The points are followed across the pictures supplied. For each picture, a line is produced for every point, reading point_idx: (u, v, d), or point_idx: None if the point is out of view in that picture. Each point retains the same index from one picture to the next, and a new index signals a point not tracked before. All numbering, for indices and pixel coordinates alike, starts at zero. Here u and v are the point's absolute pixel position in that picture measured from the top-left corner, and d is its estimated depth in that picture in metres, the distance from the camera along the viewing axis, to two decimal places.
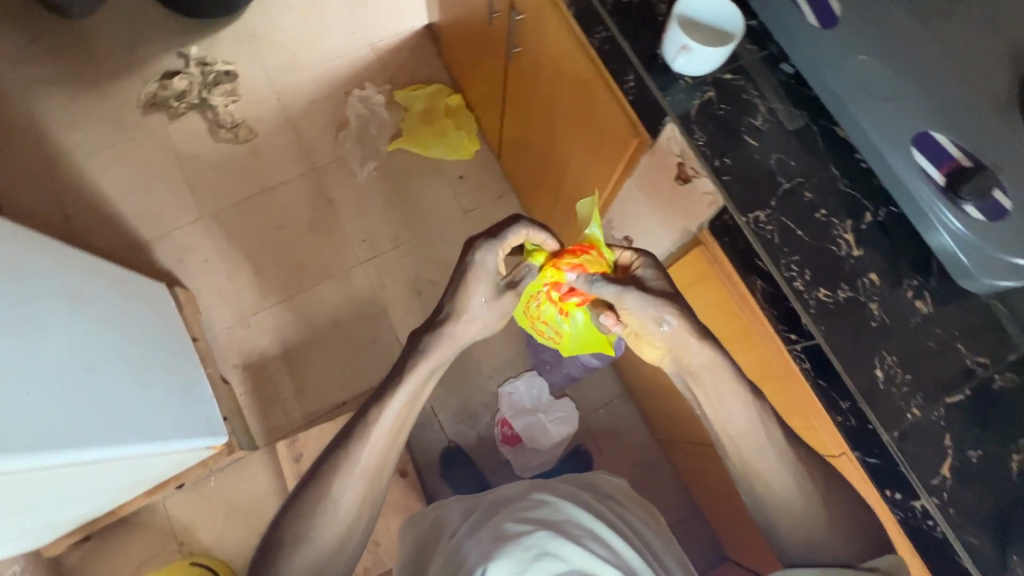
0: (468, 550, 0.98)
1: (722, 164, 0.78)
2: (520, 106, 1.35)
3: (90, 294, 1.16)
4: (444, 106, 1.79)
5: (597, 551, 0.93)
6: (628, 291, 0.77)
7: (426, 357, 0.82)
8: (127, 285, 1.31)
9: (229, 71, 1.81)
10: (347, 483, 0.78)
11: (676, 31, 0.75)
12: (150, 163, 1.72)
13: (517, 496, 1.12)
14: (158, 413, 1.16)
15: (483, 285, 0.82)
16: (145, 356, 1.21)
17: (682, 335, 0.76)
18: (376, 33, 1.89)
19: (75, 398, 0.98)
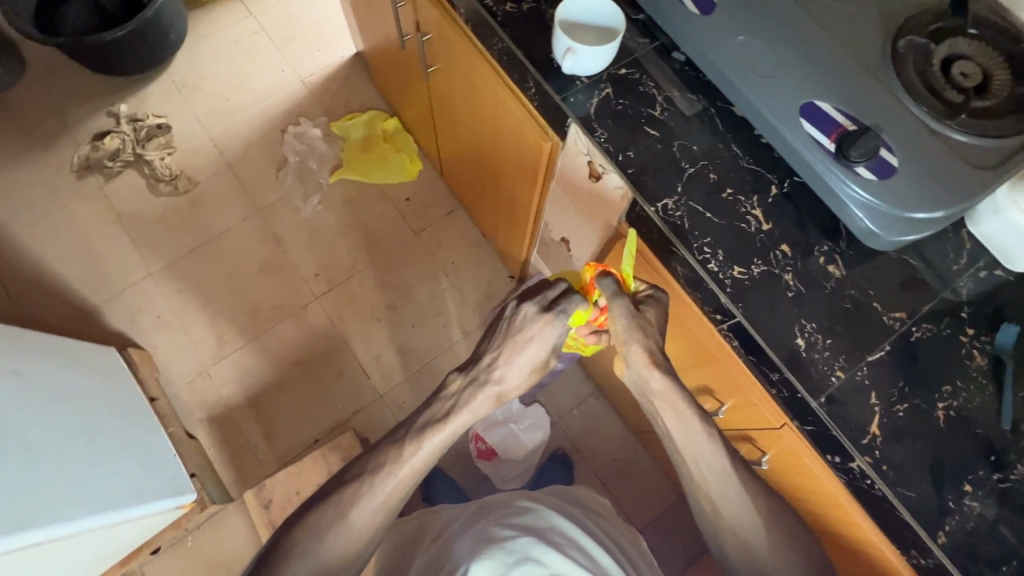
0: (454, 546, 0.98)
1: (626, 158, 0.79)
2: (448, 122, 1.36)
3: (32, 368, 1.13)
4: (382, 131, 1.80)
5: (577, 560, 0.93)
6: (617, 304, 0.78)
7: (465, 408, 0.84)
8: (73, 354, 1.29)
9: (162, 124, 1.79)
10: (362, 510, 0.81)
11: (560, 35, 0.77)
12: (91, 227, 1.69)
13: (504, 499, 1.10)
14: (116, 481, 1.13)
15: (532, 348, 0.84)
16: (97, 424, 1.18)
17: (641, 364, 0.77)
18: (306, 68, 1.90)
19: (21, 479, 0.95)
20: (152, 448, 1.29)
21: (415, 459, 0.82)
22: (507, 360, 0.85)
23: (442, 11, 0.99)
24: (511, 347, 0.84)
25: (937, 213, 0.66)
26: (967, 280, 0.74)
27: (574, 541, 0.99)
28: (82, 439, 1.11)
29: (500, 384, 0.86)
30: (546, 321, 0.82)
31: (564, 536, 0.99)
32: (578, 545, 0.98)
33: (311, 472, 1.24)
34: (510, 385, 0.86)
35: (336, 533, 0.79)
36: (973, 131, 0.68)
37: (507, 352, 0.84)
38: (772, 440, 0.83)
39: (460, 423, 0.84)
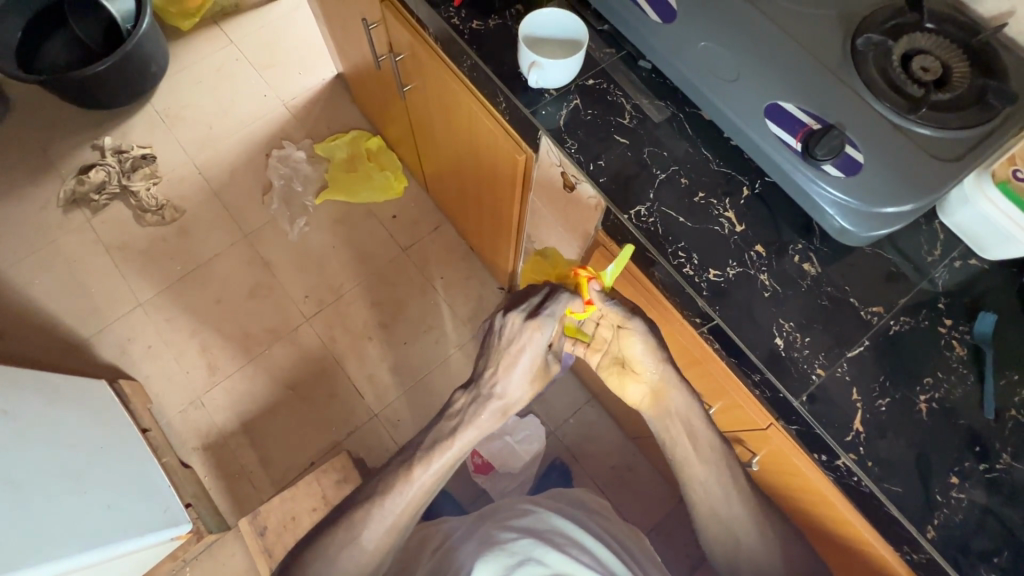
0: (460, 550, 0.98)
1: (597, 168, 0.79)
2: (428, 139, 1.37)
3: (19, 406, 1.12)
4: (365, 150, 1.81)
5: (580, 559, 0.92)
6: (636, 318, 0.79)
7: (470, 425, 0.83)
8: (60, 391, 1.28)
9: (146, 154, 1.79)
10: (370, 531, 0.82)
11: (525, 50, 0.78)
12: (79, 260, 1.70)
13: (506, 504, 1.10)
14: (107, 516, 1.12)
15: (527, 358, 0.81)
16: (87, 458, 1.17)
17: (665, 373, 0.80)
18: (288, 91, 1.92)
19: (9, 519, 0.94)
20: (145, 481, 1.28)
21: (423, 481, 0.82)
22: (507, 374, 0.82)
23: (412, 31, 1.00)
24: (508, 361, 0.82)
25: (906, 207, 0.66)
26: (942, 271, 0.75)
27: (577, 542, 0.97)
28: (71, 475, 1.10)
29: (503, 398, 0.83)
30: (536, 330, 0.79)
31: (564, 537, 0.98)
32: (580, 545, 0.97)
33: (305, 496, 1.22)
34: (514, 399, 0.84)
35: (347, 554, 0.82)
36: (936, 124, 0.69)
37: (505, 367, 0.82)
38: (760, 440, 0.83)
39: (465, 441, 0.83)
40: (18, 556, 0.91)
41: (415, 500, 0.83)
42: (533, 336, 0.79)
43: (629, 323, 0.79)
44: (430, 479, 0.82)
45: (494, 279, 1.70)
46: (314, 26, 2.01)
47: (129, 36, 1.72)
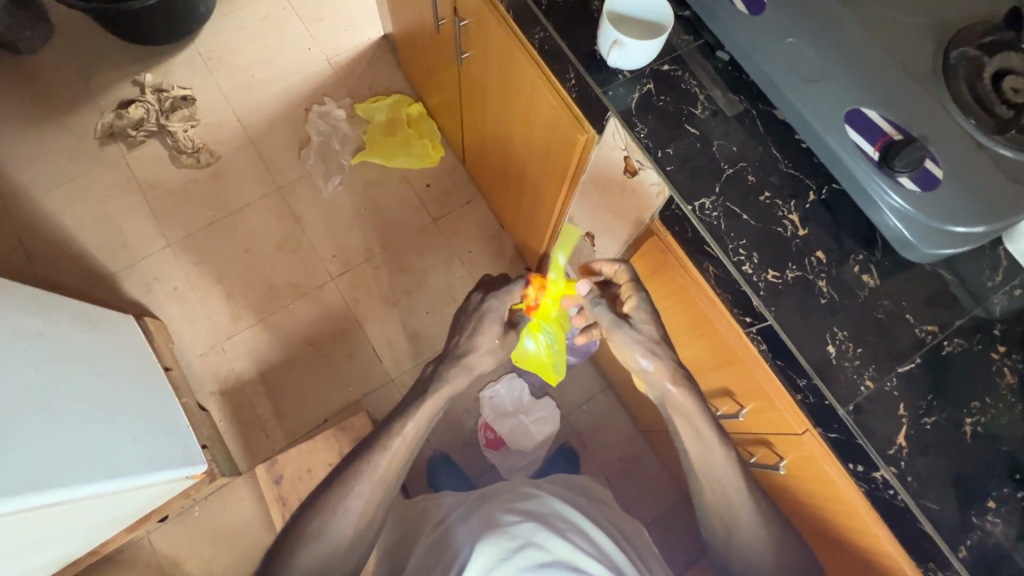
0: (457, 535, 0.98)
1: (664, 155, 0.78)
2: (477, 110, 1.36)
3: (54, 331, 1.13)
4: (406, 116, 1.79)
5: (579, 545, 0.91)
6: (615, 326, 0.88)
7: (442, 380, 0.91)
8: (94, 318, 1.30)
9: (186, 96, 1.79)
10: (364, 486, 0.85)
11: (607, 27, 0.76)
12: (111, 194, 1.70)
13: (507, 487, 1.10)
14: (129, 447, 1.13)
15: (489, 323, 0.93)
16: (113, 390, 1.18)
17: (655, 373, 0.86)
18: (333, 47, 1.90)
19: (37, 440, 0.95)
20: (166, 417, 1.29)
21: (397, 445, 0.87)
22: (476, 336, 0.92)
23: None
24: (472, 325, 0.93)
25: (977, 228, 0.65)
26: (1001, 298, 0.74)
27: (580, 530, 0.98)
28: (99, 403, 1.12)
29: (474, 363, 0.92)
30: (491, 298, 0.93)
31: (566, 522, 0.98)
32: (583, 534, 0.97)
33: (322, 450, 1.24)
34: (479, 356, 0.93)
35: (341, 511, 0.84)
36: (1020, 148, 0.68)
37: (475, 332, 0.92)
38: (790, 446, 0.84)
39: (432, 397, 0.90)
40: (44, 478, 0.92)
41: (403, 453, 0.88)
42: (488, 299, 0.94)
43: (613, 332, 0.88)
44: (414, 428, 0.88)
45: (522, 259, 1.69)
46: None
47: None
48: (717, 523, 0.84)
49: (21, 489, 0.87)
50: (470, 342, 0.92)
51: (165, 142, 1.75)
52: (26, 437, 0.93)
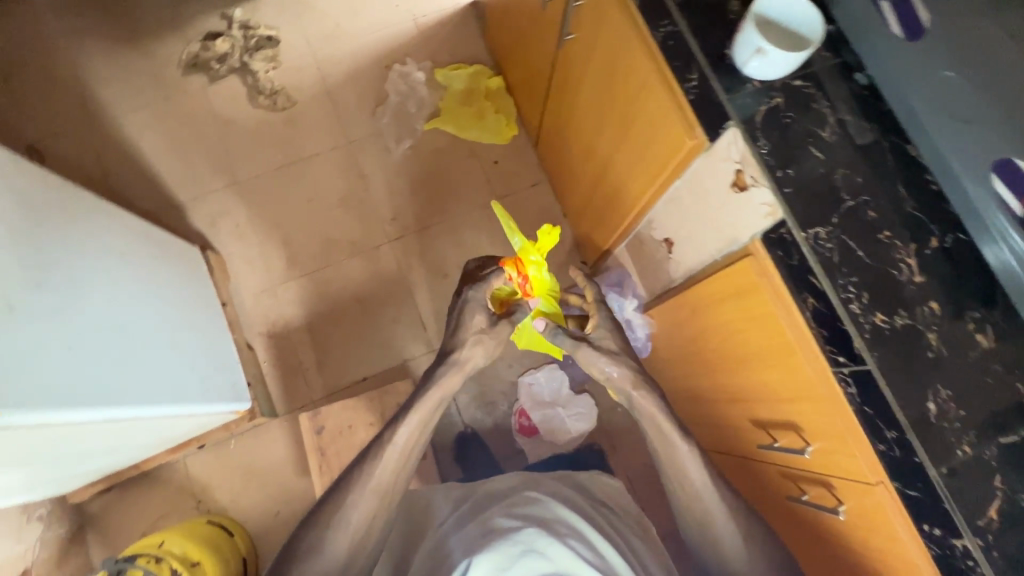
0: (453, 545, 0.98)
1: (784, 176, 0.75)
2: (568, 95, 1.31)
3: (136, 254, 1.17)
4: (484, 89, 1.76)
5: (580, 552, 0.90)
6: (581, 346, 1.02)
7: (437, 384, 1.00)
8: (165, 247, 1.33)
9: (271, 37, 1.79)
10: (360, 495, 0.91)
11: (751, 31, 0.72)
12: (187, 124, 1.72)
13: (509, 491, 1.10)
14: (189, 376, 1.17)
15: (471, 321, 1.03)
16: (179, 320, 1.22)
17: (620, 379, 1.00)
18: (421, 7, 1.86)
19: (122, 356, 0.98)
20: (219, 352, 1.33)
21: (394, 454, 0.95)
22: (462, 328, 1.04)
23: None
24: (456, 321, 1.05)
25: None
26: None
27: (581, 535, 0.96)
28: (168, 330, 1.16)
29: (466, 354, 1.03)
30: (472, 290, 1.04)
31: (569, 528, 0.97)
32: (585, 539, 0.95)
33: (364, 409, 1.26)
34: (470, 356, 1.03)
35: (343, 522, 0.89)
36: None
37: (462, 320, 1.04)
38: (856, 493, 0.81)
39: (428, 403, 0.99)
40: (126, 392, 0.96)
41: (395, 459, 0.95)
42: (474, 296, 1.04)
43: (579, 350, 1.02)
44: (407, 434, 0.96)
45: (579, 252, 1.67)
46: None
47: None
48: (690, 525, 0.95)
49: (107, 400, 0.91)
50: (459, 344, 1.03)
51: (245, 80, 1.76)
52: (88, 344, 0.91)
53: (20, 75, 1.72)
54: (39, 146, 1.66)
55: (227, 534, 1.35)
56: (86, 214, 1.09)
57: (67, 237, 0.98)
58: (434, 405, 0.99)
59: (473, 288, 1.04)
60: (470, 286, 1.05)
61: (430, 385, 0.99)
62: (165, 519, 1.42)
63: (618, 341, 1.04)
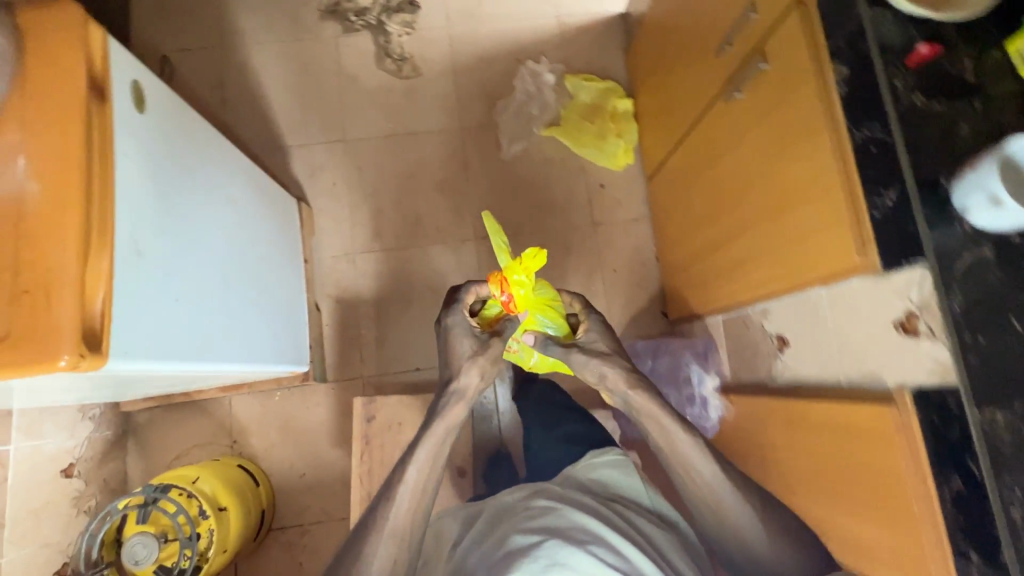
0: (470, 562, 0.92)
1: (972, 342, 0.65)
2: (709, 147, 1.22)
3: (258, 205, 1.15)
4: (612, 108, 1.68)
5: (604, 559, 0.86)
6: (570, 351, 0.98)
7: (442, 418, 0.94)
8: (280, 198, 1.32)
9: (413, 1, 1.74)
10: (377, 542, 0.84)
11: (987, 173, 0.63)
12: (311, 70, 1.71)
13: (513, 502, 1.03)
14: (270, 337, 1.16)
15: (464, 347, 0.97)
16: (274, 277, 1.20)
17: (614, 380, 0.95)
18: (568, 6, 1.80)
19: (227, 310, 0.97)
20: (294, 313, 1.32)
21: (408, 493, 0.88)
22: (450, 353, 0.98)
23: (790, 33, 0.89)
24: (445, 347, 0.99)
25: None
26: None
27: (603, 540, 0.91)
28: (263, 287, 1.14)
29: (464, 380, 0.96)
30: (448, 317, 0.99)
31: (588, 534, 0.91)
32: (607, 544, 0.90)
33: (416, 408, 1.24)
34: (472, 383, 0.96)
35: (370, 561, 0.82)
36: None
37: (450, 340, 0.98)
38: None
39: (435, 435, 0.92)
40: (222, 349, 0.95)
41: (407, 502, 0.87)
42: (457, 320, 0.98)
43: (569, 352, 0.98)
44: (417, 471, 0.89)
45: (662, 301, 1.60)
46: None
47: None
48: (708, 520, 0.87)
49: (206, 355, 0.89)
50: (455, 373, 0.96)
51: (377, 39, 1.74)
52: (183, 285, 0.85)
53: None
54: (170, 60, 1.70)
55: (254, 484, 1.37)
56: (233, 157, 1.07)
57: (214, 182, 0.97)
58: (440, 437, 0.93)
59: (451, 311, 0.99)
60: (445, 311, 0.99)
61: (430, 419, 0.94)
62: (199, 449, 1.46)
63: (611, 340, 1.01)
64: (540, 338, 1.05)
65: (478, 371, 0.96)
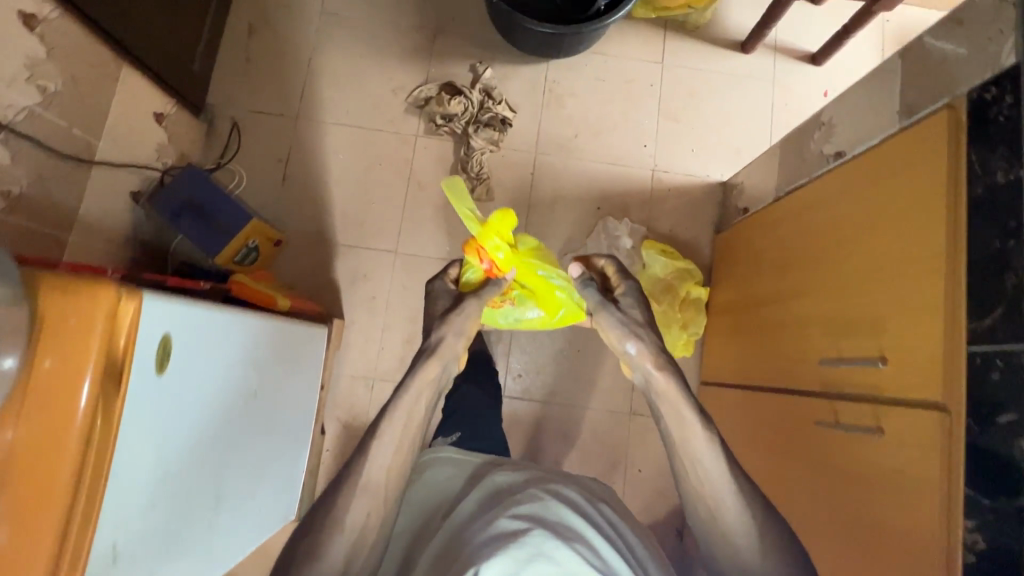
0: (467, 539, 0.78)
1: None
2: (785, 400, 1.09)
3: (279, 379, 1.06)
4: (683, 293, 1.52)
5: (594, 561, 0.73)
6: (604, 306, 0.98)
7: (405, 388, 0.88)
8: (307, 347, 1.23)
9: (506, 119, 1.62)
10: (335, 538, 0.75)
11: None
12: (382, 166, 1.61)
13: (508, 489, 0.90)
14: (256, 520, 1.07)
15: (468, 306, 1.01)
16: (279, 448, 1.12)
17: (642, 356, 0.90)
18: (667, 161, 1.66)
19: (211, 533, 0.89)
20: (291, 469, 1.24)
21: (382, 450, 0.81)
22: (438, 314, 1.04)
23: (921, 435, 0.76)
24: (433, 309, 1.09)
25: None
26: None
27: (590, 542, 0.77)
28: (263, 469, 1.06)
29: (436, 338, 0.95)
30: (440, 282, 1.13)
31: (576, 531, 0.78)
32: (593, 545, 0.77)
33: None
34: (449, 347, 0.95)
35: (319, 561, 0.73)
36: None
37: (432, 300, 1.11)
38: None
39: (405, 403, 0.86)
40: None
41: (388, 457, 0.82)
42: (440, 284, 1.13)
43: (599, 313, 0.98)
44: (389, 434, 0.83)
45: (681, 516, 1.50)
46: (760, 122, 1.71)
47: (595, 13, 1.45)
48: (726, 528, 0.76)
49: None
50: (435, 345, 0.94)
51: (458, 150, 1.62)
52: (173, 493, 0.75)
53: (262, 39, 1.66)
54: (243, 120, 1.61)
55: None
56: (265, 341, 0.98)
57: (233, 394, 0.88)
58: (420, 394, 0.88)
59: (439, 283, 1.13)
60: (439, 282, 1.13)
61: (405, 374, 0.89)
62: None
63: (647, 314, 0.99)
64: (581, 277, 1.06)
65: (454, 325, 0.97)
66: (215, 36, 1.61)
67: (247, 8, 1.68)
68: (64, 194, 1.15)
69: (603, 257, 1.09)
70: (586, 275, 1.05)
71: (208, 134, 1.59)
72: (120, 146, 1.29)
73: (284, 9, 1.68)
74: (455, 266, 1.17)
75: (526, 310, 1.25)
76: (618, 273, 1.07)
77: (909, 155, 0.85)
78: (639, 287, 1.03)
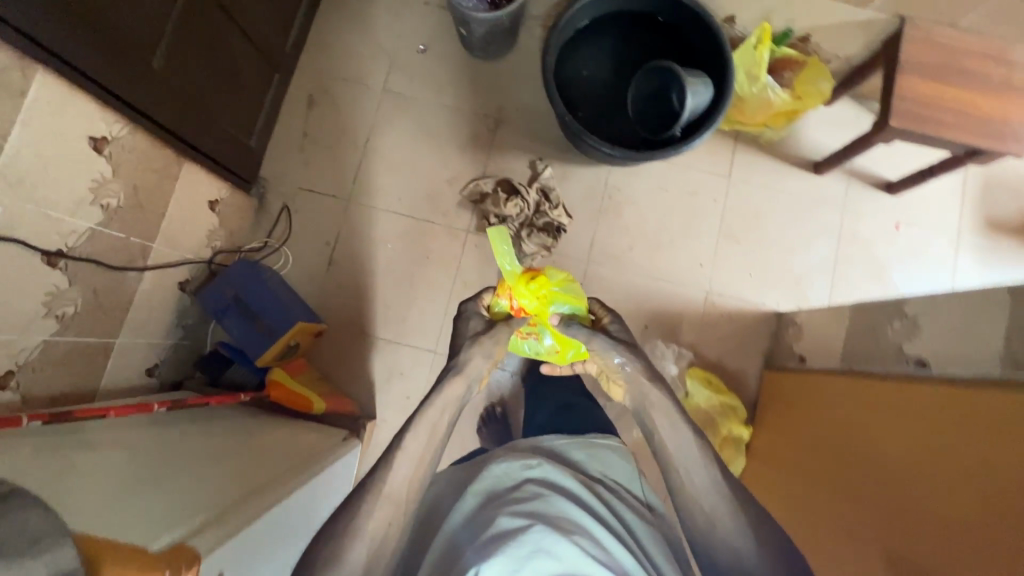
0: (463, 547, 0.81)
1: None
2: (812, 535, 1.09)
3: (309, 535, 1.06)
4: (725, 431, 1.47)
5: (592, 553, 0.78)
6: (593, 335, 1.02)
7: (431, 405, 0.83)
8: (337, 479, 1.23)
9: (561, 226, 1.57)
10: (362, 529, 0.71)
11: None
12: (429, 258, 1.58)
13: (502, 478, 0.93)
14: None
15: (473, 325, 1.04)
16: None
17: (633, 375, 0.93)
18: (722, 284, 1.61)
19: None
20: None
21: (405, 461, 0.76)
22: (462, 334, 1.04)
23: None
24: (457, 329, 1.08)
25: None
26: None
27: (590, 531, 0.82)
28: None
29: (464, 364, 0.94)
30: (473, 304, 1.11)
31: (575, 522, 0.83)
32: (592, 535, 0.82)
33: None
34: (473, 365, 0.93)
35: (353, 540, 0.70)
36: None
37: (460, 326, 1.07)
38: None
39: (434, 411, 0.83)
40: None
41: (416, 450, 0.78)
42: (471, 310, 1.10)
43: (593, 340, 1.02)
44: (417, 446, 0.78)
45: None
46: (824, 250, 1.64)
47: (670, 136, 1.38)
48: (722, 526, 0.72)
49: None
50: (460, 367, 0.93)
51: None
52: None
53: (321, 113, 1.63)
54: (294, 198, 1.59)
55: None
56: (300, 511, 0.98)
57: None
58: (441, 410, 0.83)
59: (470, 305, 1.11)
60: (471, 304, 1.11)
61: (429, 400, 0.84)
62: None
63: (629, 336, 1.05)
64: (563, 321, 1.11)
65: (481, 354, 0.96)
66: (274, 109, 1.58)
67: (309, 79, 1.64)
68: (117, 302, 1.13)
69: (604, 307, 1.15)
70: (571, 321, 1.11)
71: (259, 209, 1.58)
72: (174, 241, 1.27)
73: (346, 83, 1.64)
74: (489, 293, 1.15)
75: (544, 342, 1.18)
76: (605, 312, 1.15)
77: (1007, 432, 0.79)
78: (620, 317, 1.13)
